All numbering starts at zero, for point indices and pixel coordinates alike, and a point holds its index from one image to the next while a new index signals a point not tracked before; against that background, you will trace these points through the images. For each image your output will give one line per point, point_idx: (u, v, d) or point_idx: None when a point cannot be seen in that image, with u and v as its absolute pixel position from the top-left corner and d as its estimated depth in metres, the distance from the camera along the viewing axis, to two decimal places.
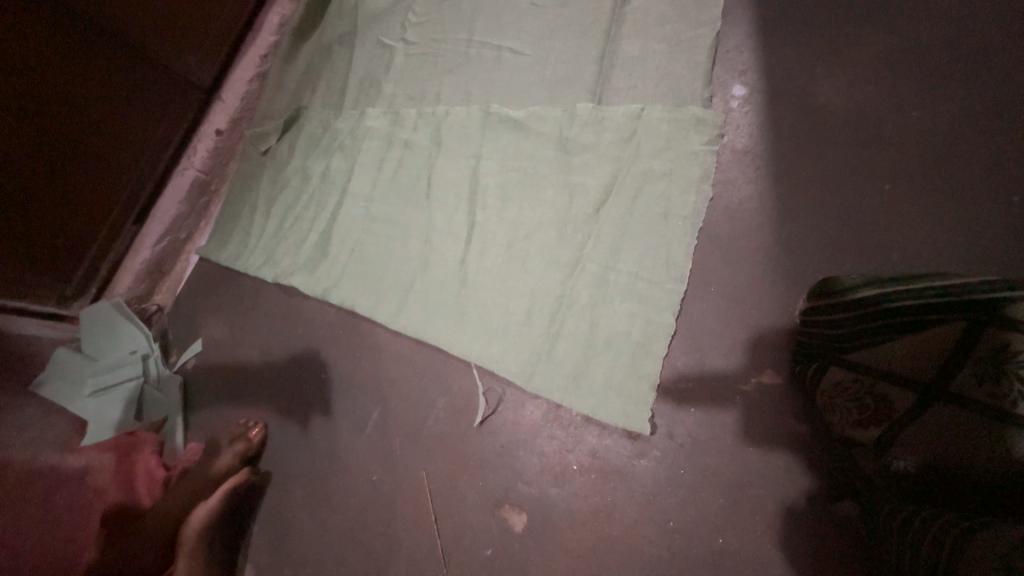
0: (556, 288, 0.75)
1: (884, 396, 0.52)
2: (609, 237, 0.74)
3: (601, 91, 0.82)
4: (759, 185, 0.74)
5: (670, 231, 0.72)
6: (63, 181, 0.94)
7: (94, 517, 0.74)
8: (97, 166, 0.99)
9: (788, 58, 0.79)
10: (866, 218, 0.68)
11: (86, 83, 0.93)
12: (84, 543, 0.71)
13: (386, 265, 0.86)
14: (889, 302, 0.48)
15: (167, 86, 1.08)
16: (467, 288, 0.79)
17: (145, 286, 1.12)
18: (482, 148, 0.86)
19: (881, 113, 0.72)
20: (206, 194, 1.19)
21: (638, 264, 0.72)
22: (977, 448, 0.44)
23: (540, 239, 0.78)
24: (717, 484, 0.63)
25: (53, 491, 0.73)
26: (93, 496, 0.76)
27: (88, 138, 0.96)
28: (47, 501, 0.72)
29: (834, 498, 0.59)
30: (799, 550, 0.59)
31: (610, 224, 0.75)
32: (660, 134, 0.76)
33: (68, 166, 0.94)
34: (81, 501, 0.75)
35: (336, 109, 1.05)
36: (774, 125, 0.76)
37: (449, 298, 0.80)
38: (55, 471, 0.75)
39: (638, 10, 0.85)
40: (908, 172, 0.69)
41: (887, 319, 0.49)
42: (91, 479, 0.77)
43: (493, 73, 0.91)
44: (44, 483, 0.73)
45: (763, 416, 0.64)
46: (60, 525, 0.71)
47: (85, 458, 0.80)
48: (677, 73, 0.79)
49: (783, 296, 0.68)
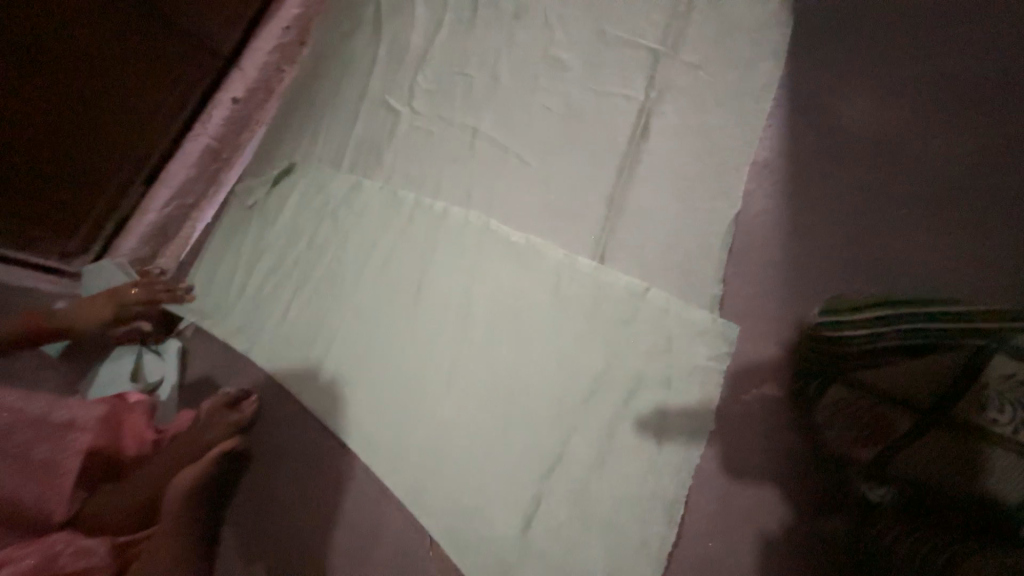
0: (540, 441, 0.69)
1: (884, 416, 0.52)
2: (616, 392, 0.68)
3: (620, 195, 0.79)
4: (774, 201, 0.74)
5: (678, 384, 0.67)
6: (72, 138, 0.96)
7: (72, 476, 0.64)
8: (110, 124, 1.00)
9: (815, 76, 0.79)
10: (878, 240, 0.69)
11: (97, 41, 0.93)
12: (55, 501, 0.62)
13: (362, 380, 0.80)
14: (898, 332, 0.49)
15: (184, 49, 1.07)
16: (441, 425, 0.74)
17: (148, 250, 1.10)
18: (462, 267, 0.81)
19: (901, 137, 0.72)
20: (217, 161, 1.17)
21: (636, 409, 0.67)
22: (956, 469, 0.47)
23: (527, 391, 0.71)
24: (708, 491, 0.64)
25: (29, 446, 0.63)
26: (73, 455, 0.65)
27: (103, 96, 0.97)
28: (24, 457, 0.62)
29: (824, 512, 0.60)
30: (786, 562, 0.60)
31: (612, 372, 0.69)
32: (676, 164, 0.78)
33: (77, 121, 0.95)
34: (60, 457, 0.64)
35: (350, 112, 1.04)
36: (796, 143, 0.76)
37: (428, 429, 0.74)
38: (36, 423, 0.64)
39: (666, 23, 0.85)
40: (926, 198, 0.69)
41: (898, 340, 0.50)
42: (76, 436, 0.67)
43: (516, 74, 0.92)
44: (21, 435, 0.63)
45: (759, 427, 0.65)
46: (32, 483, 0.61)
47: (71, 411, 0.68)
48: (699, 91, 0.81)
49: (790, 311, 0.69)
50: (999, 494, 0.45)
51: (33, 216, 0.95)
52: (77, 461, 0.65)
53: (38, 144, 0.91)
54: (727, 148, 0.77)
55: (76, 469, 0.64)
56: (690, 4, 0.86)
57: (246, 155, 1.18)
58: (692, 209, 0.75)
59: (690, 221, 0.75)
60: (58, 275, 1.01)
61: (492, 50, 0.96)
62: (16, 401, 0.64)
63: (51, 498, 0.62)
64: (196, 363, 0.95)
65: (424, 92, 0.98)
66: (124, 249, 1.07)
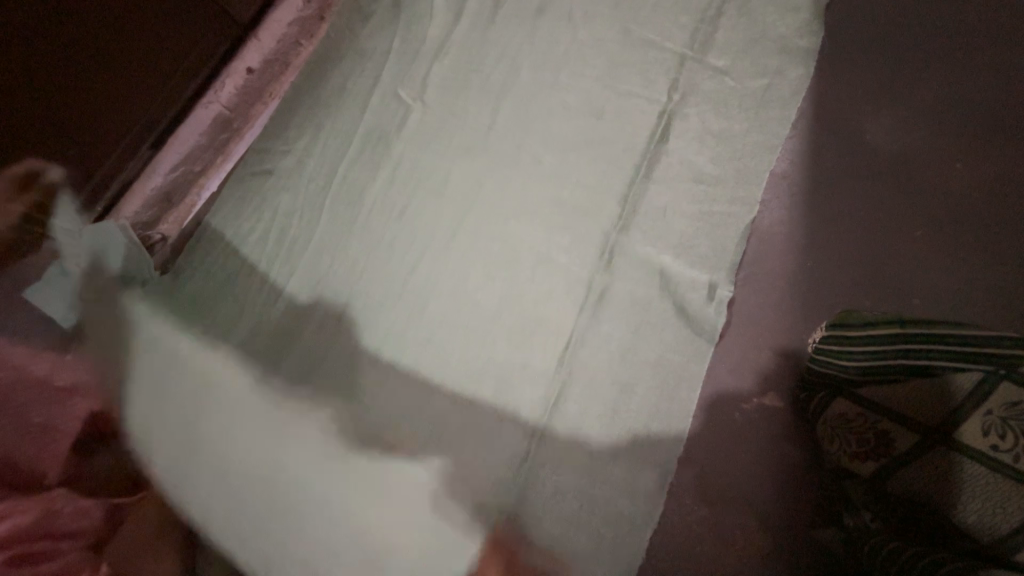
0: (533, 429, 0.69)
1: (887, 435, 0.53)
2: (608, 385, 0.70)
3: (636, 195, 0.78)
4: (790, 213, 0.75)
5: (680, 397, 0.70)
6: (90, 95, 0.94)
7: (67, 443, 0.59)
8: (129, 86, 0.99)
9: (841, 93, 0.78)
10: (894, 260, 0.69)
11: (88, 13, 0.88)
12: (48, 464, 0.56)
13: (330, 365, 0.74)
14: (902, 350, 0.50)
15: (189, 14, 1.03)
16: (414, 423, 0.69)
17: (152, 215, 1.12)
18: (456, 257, 0.80)
19: (923, 159, 0.73)
20: (227, 130, 1.21)
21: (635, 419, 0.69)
22: (937, 496, 0.50)
23: None
24: (703, 494, 0.68)
25: (27, 409, 0.57)
26: (71, 421, 0.60)
27: (129, 57, 0.97)
28: (21, 418, 0.56)
29: (815, 523, 0.65)
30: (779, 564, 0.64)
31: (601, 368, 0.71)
32: (695, 168, 0.78)
33: (99, 82, 0.94)
34: (56, 422, 0.58)
35: (365, 95, 0.97)
36: (817, 157, 0.76)
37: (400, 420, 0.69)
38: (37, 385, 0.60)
39: (688, 29, 0.85)
40: (942, 222, 0.70)
41: (906, 360, 0.50)
42: (75, 402, 0.61)
43: (532, 69, 0.92)
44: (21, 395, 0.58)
45: (757, 438, 0.69)
46: (28, 445, 0.55)
47: (73, 375, 0.63)
48: (723, 97, 0.80)
49: (791, 324, 0.71)
50: (973, 527, 0.47)
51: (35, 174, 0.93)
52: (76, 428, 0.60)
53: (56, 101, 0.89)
54: (747, 155, 0.77)
55: (72, 435, 0.59)
56: (719, 9, 0.85)
57: (256, 125, 1.23)
58: (708, 213, 0.76)
59: (705, 224, 0.75)
60: None
61: (513, 44, 0.95)
62: (22, 359, 0.61)
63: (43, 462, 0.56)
64: None
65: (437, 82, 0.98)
66: (128, 210, 1.08)
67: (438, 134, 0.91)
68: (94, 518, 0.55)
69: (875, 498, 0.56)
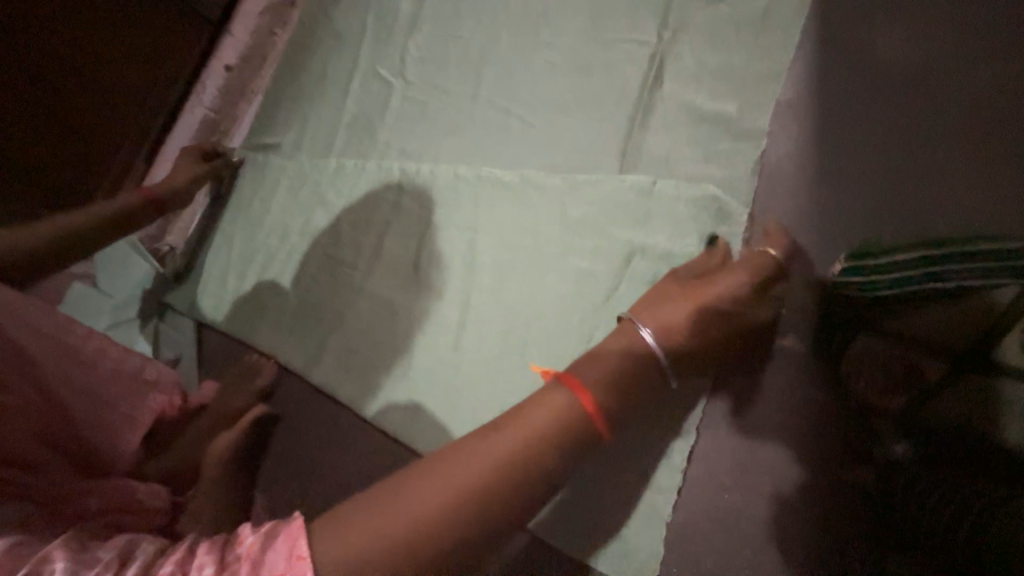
0: None
1: (914, 365, 0.57)
2: None
3: (634, 148, 0.75)
4: (800, 144, 0.70)
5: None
6: (82, 121, 1.10)
7: (140, 434, 0.68)
8: (116, 106, 1.13)
9: (849, 5, 0.72)
10: (913, 183, 0.65)
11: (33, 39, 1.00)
12: (125, 452, 0.67)
13: (374, 350, 0.85)
14: (922, 277, 0.50)
15: (150, 33, 1.13)
16: (449, 392, 0.77)
17: (157, 228, 1.23)
18: (458, 233, 0.82)
19: (943, 67, 0.67)
20: (216, 134, 1.24)
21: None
22: (965, 418, 0.55)
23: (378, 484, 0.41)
24: (730, 443, 0.65)
25: (119, 398, 0.68)
26: (149, 413, 0.70)
27: (114, 81, 1.12)
28: (110, 405, 0.66)
29: (846, 464, 0.60)
30: (813, 511, 0.61)
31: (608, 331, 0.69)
32: (694, 109, 0.73)
33: (90, 110, 1.10)
34: (138, 412, 0.69)
35: (346, 78, 1.04)
36: (825, 78, 0.71)
37: (437, 392, 0.78)
38: (131, 377, 0.71)
39: None
40: (966, 135, 0.64)
41: (932, 286, 0.50)
42: (155, 395, 0.73)
43: (510, 28, 0.88)
44: (118, 385, 0.68)
45: (778, 382, 0.64)
46: (110, 430, 0.66)
47: (157, 374, 0.76)
48: (719, 27, 0.74)
49: (813, 261, 0.66)
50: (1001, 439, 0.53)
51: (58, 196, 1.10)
52: (150, 420, 0.70)
53: (31, 129, 1.04)
54: (751, 88, 0.71)
55: (145, 428, 0.69)
56: None
57: (241, 124, 1.23)
58: (713, 153, 0.71)
59: (711, 166, 0.71)
60: None
61: (488, 6, 0.91)
62: (117, 353, 0.70)
63: (119, 450, 0.66)
64: (224, 339, 1.03)
65: (415, 59, 0.96)
66: None
67: (421, 114, 0.92)
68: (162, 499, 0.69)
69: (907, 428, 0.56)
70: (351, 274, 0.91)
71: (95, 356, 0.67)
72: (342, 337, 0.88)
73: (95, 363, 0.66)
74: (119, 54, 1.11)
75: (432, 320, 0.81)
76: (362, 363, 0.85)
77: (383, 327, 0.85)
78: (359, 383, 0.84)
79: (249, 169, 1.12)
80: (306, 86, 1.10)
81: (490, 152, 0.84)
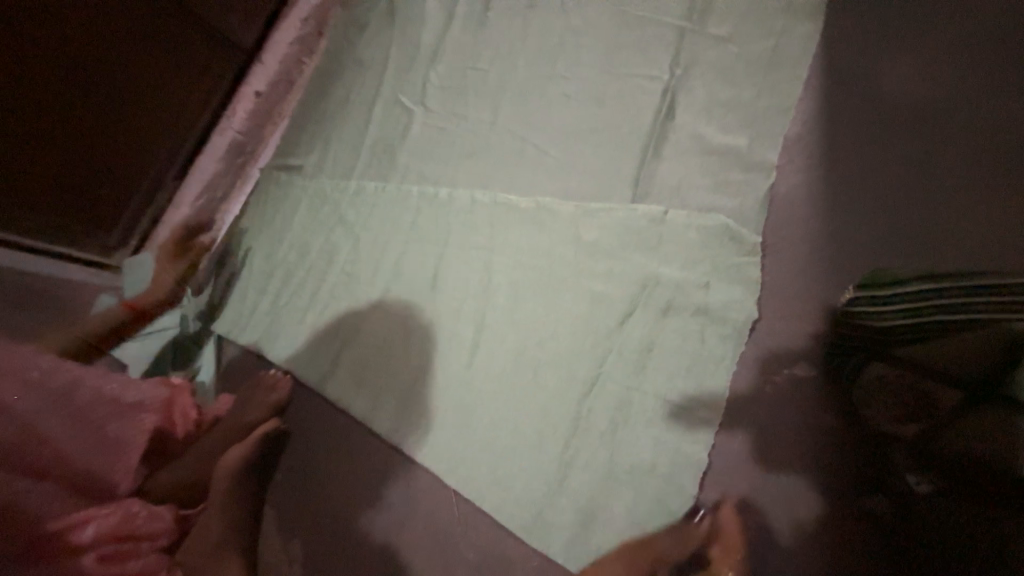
0: (556, 417, 0.72)
1: (928, 391, 0.56)
2: (627, 368, 0.70)
3: (647, 175, 0.78)
4: (809, 175, 0.72)
5: (698, 370, 0.67)
6: (118, 145, 1.14)
7: (137, 453, 0.69)
8: (150, 130, 1.18)
9: (855, 43, 0.75)
10: (922, 214, 0.66)
11: (75, 68, 1.01)
12: (123, 475, 0.68)
13: (388, 367, 0.87)
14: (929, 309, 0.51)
15: (187, 61, 1.18)
16: (461, 411, 0.78)
17: None
18: (475, 254, 0.85)
19: (948, 104, 0.69)
20: (242, 155, 1.31)
21: (664, 404, 0.67)
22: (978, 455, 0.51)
23: None
24: (746, 470, 0.64)
25: (104, 422, 0.68)
26: (140, 433, 0.71)
27: (149, 106, 1.16)
28: (98, 432, 0.67)
29: (860, 494, 0.60)
30: (833, 541, 0.60)
31: (620, 353, 0.71)
32: (705, 140, 0.76)
33: (126, 135, 1.14)
34: (128, 435, 0.70)
35: (369, 105, 1.09)
36: (834, 112, 0.73)
37: (449, 410, 0.79)
38: (112, 403, 0.70)
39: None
40: (973, 169, 0.66)
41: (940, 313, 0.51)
42: (144, 415, 0.72)
43: (527, 61, 0.92)
44: (99, 411, 0.68)
45: (790, 411, 0.65)
46: (105, 455, 0.67)
47: (140, 393, 0.73)
48: (729, 63, 0.78)
49: (823, 288, 0.67)
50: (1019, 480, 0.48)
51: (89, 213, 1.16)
52: (144, 438, 0.71)
53: (68, 153, 1.07)
54: (760, 121, 0.74)
55: (141, 447, 0.70)
56: None
57: (269, 147, 1.32)
58: (724, 182, 0.73)
59: (721, 195, 0.73)
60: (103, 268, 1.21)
61: (506, 40, 0.96)
62: (93, 380, 0.69)
63: (116, 473, 0.67)
64: (242, 353, 1.06)
65: (435, 88, 1.01)
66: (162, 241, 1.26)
67: (440, 140, 0.96)
68: (165, 519, 0.67)
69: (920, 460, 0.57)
70: (368, 292, 0.93)
71: (69, 387, 0.66)
72: (357, 354, 0.90)
73: (67, 395, 0.66)
74: (158, 81, 1.15)
75: (447, 339, 0.83)
76: (376, 380, 0.87)
77: (398, 345, 0.87)
78: (373, 400, 0.86)
79: (272, 189, 1.17)
80: (330, 112, 1.15)
81: (506, 177, 0.87)
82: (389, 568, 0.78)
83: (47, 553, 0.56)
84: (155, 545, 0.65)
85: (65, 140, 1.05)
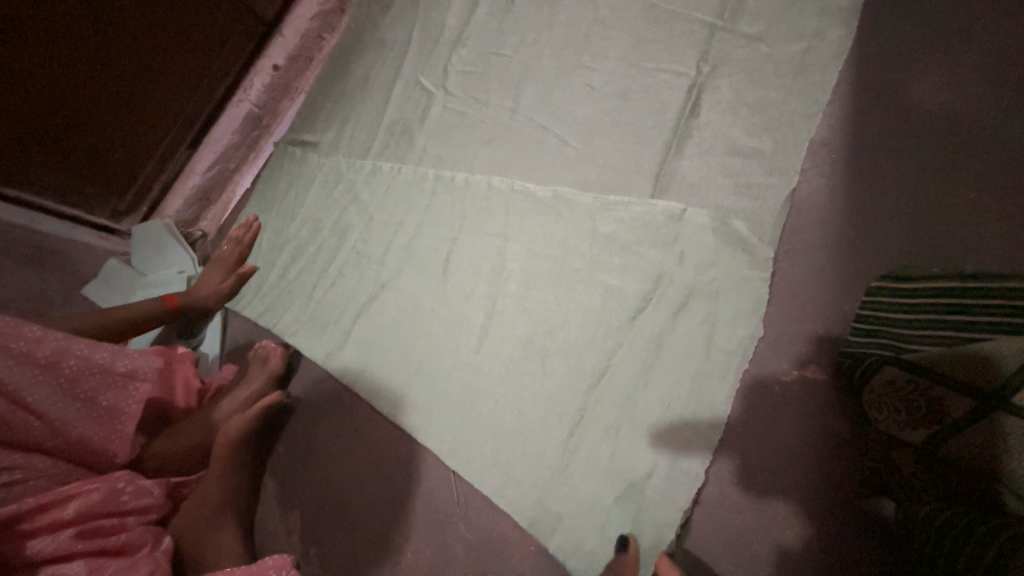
0: (564, 407, 0.72)
1: (938, 400, 0.52)
2: (640, 361, 0.70)
3: (667, 173, 0.78)
4: (831, 181, 0.72)
5: (708, 367, 0.67)
6: (133, 106, 1.13)
7: (132, 423, 0.70)
8: (169, 96, 1.18)
9: (886, 52, 0.75)
10: (942, 226, 0.66)
11: (96, 27, 1.00)
12: (117, 445, 0.69)
13: (397, 346, 0.87)
14: (924, 322, 0.57)
15: (209, 28, 1.17)
16: (467, 394, 0.79)
17: (192, 212, 1.28)
18: (490, 239, 0.85)
19: (976, 118, 0.69)
20: (258, 127, 1.31)
21: (671, 399, 0.67)
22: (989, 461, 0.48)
23: None
24: (750, 465, 0.66)
25: (96, 393, 0.68)
26: (134, 403, 0.70)
27: (167, 72, 1.14)
28: (90, 402, 0.67)
29: (864, 492, 0.62)
30: (831, 537, 0.61)
31: (631, 346, 0.71)
32: (728, 140, 0.76)
33: (145, 99, 1.14)
34: (120, 405, 0.69)
35: (389, 85, 1.08)
36: (861, 120, 0.73)
37: (455, 393, 0.80)
38: (102, 372, 0.68)
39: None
40: (997, 185, 0.66)
41: (952, 312, 0.55)
42: (135, 385, 0.70)
43: (553, 51, 0.91)
44: (90, 380, 0.67)
45: (797, 411, 0.67)
46: (98, 426, 0.68)
47: (132, 361, 0.69)
48: (758, 65, 0.77)
49: (833, 294, 0.69)
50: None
51: (104, 176, 1.15)
52: (138, 409, 0.70)
53: (83, 110, 1.05)
54: (785, 124, 0.74)
55: (135, 418, 0.70)
56: None
57: (283, 122, 1.31)
58: (744, 184, 0.73)
59: (741, 196, 0.73)
60: (112, 232, 1.21)
61: (532, 28, 0.95)
62: (82, 349, 0.66)
63: (111, 444, 0.69)
64: (249, 326, 1.06)
65: (458, 72, 1.00)
66: (172, 208, 1.25)
67: (460, 124, 0.96)
68: (153, 495, 0.70)
69: (926, 465, 0.54)
70: (379, 270, 0.94)
71: (55, 358, 0.65)
72: (365, 332, 0.91)
73: (55, 366, 0.65)
74: (178, 46, 1.13)
75: (458, 322, 0.83)
76: (383, 359, 0.87)
77: (406, 326, 0.87)
78: (379, 379, 0.86)
79: (286, 164, 1.16)
80: (349, 90, 1.14)
81: (524, 164, 0.87)
82: (386, 545, 0.79)
83: (31, 532, 0.58)
84: (144, 519, 0.68)
85: (80, 98, 1.04)
